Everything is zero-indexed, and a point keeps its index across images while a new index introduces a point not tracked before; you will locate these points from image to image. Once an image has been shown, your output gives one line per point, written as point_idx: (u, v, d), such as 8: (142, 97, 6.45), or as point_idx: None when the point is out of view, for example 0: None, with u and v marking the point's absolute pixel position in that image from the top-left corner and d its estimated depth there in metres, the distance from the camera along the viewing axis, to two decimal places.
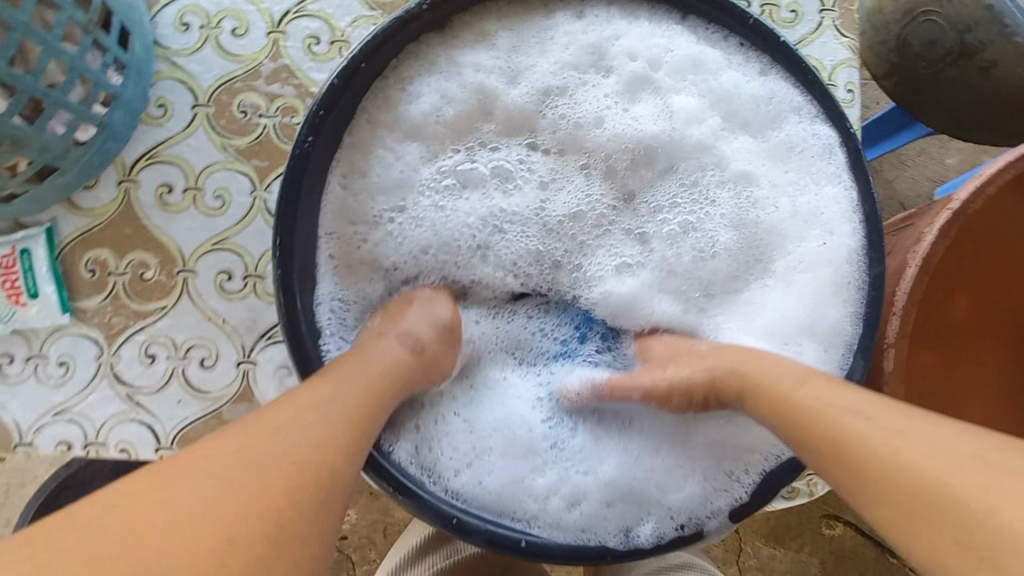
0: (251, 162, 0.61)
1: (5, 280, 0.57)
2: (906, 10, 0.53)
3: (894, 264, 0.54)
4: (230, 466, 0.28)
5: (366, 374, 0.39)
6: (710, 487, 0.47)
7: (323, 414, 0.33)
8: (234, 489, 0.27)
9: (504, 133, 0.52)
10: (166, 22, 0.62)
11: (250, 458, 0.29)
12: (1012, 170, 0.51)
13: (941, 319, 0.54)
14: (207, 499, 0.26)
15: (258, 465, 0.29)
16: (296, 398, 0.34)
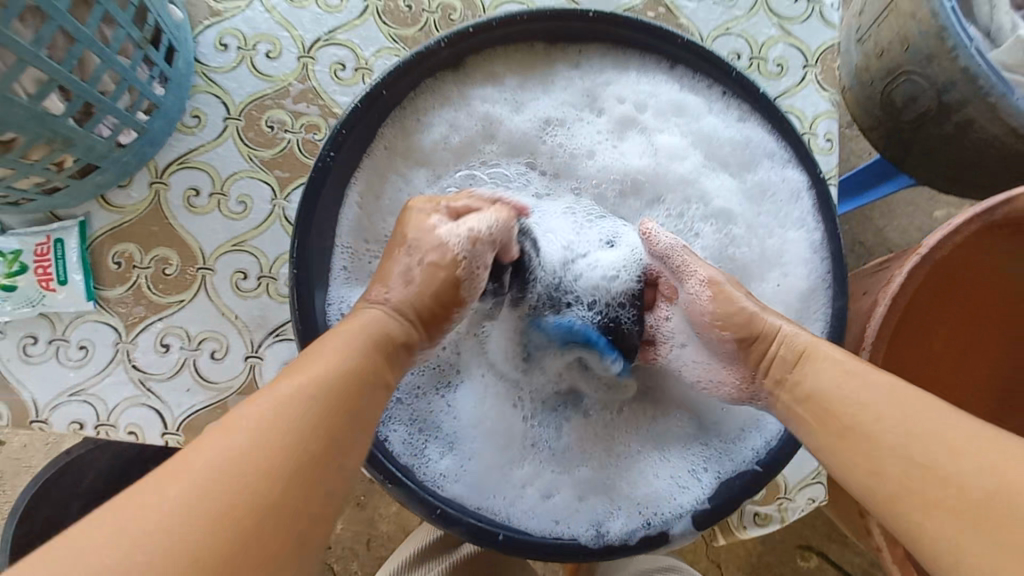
0: (273, 173, 0.67)
1: (38, 266, 0.62)
2: (890, 70, 0.72)
3: (867, 302, 0.59)
4: (231, 460, 0.31)
5: (365, 337, 0.41)
6: (675, 485, 0.53)
7: (319, 399, 0.35)
8: (230, 487, 0.30)
9: (505, 149, 0.58)
10: (207, 42, 0.67)
11: (248, 452, 0.31)
12: (977, 221, 0.55)
13: (914, 353, 0.58)
14: (207, 494, 0.29)
15: (260, 460, 0.31)
16: (297, 380, 0.36)
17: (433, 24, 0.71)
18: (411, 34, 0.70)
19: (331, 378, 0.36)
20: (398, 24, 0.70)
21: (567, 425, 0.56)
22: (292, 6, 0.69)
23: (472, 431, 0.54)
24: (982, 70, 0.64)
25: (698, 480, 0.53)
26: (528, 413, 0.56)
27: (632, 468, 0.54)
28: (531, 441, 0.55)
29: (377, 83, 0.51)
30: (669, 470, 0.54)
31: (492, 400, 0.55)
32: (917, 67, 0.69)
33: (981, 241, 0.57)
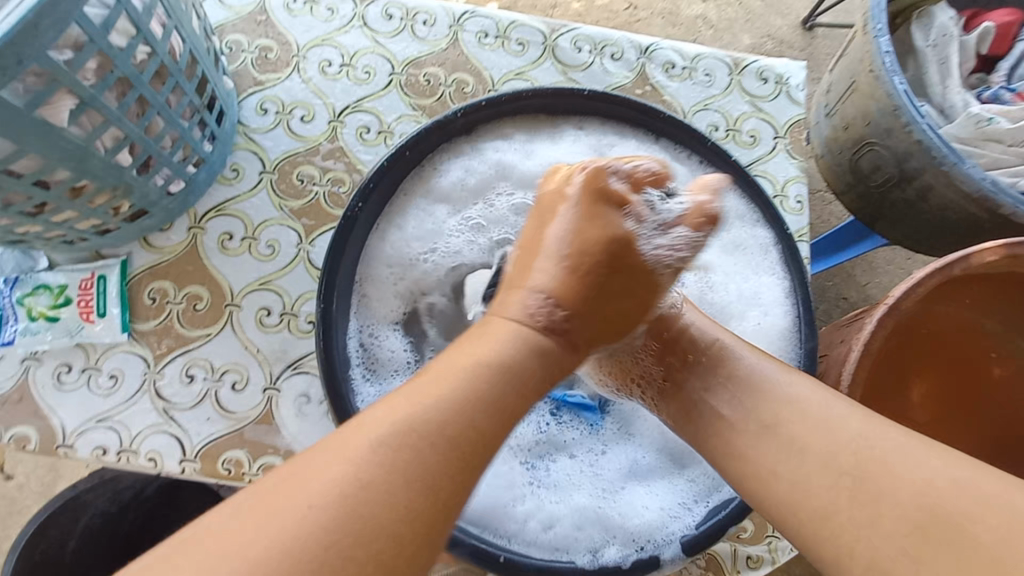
0: (300, 221, 0.74)
1: (80, 299, 0.67)
2: (857, 140, 0.82)
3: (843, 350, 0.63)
4: (371, 473, 0.33)
5: (482, 368, 0.39)
6: (666, 515, 0.56)
7: (444, 416, 0.37)
8: (373, 498, 0.33)
9: (517, 186, 0.66)
10: (249, 107, 0.77)
11: (386, 468, 0.34)
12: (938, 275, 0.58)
13: (908, 394, 0.64)
14: (352, 504, 0.32)
15: (397, 475, 0.34)
16: (431, 397, 0.37)
17: (449, 96, 0.81)
18: (429, 104, 0.80)
19: (470, 397, 0.38)
20: (418, 96, 0.80)
21: (557, 461, 0.59)
22: (326, 78, 0.79)
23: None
24: (934, 143, 0.73)
25: (687, 511, 0.56)
26: (520, 448, 0.59)
27: (622, 500, 0.57)
28: (525, 475, 0.58)
29: (401, 145, 0.60)
30: (658, 501, 0.57)
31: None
32: (879, 139, 0.79)
33: (944, 292, 0.62)
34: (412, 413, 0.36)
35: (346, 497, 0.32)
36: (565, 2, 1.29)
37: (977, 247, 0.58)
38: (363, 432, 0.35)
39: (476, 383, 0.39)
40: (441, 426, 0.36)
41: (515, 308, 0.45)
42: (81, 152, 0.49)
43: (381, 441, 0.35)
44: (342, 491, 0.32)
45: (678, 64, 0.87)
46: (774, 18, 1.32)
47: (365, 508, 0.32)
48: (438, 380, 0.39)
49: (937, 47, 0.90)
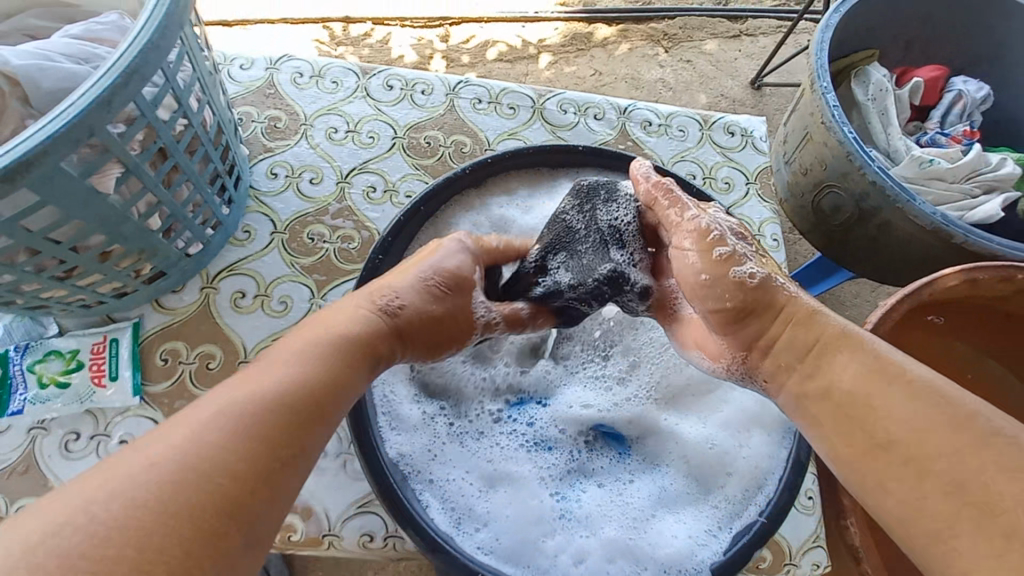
0: (311, 276, 0.76)
1: (93, 363, 0.67)
2: (817, 183, 0.91)
3: None
4: (216, 430, 0.35)
5: (321, 348, 0.44)
6: (694, 543, 0.57)
7: (289, 389, 0.40)
8: (212, 447, 0.35)
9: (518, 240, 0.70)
10: (260, 172, 0.81)
11: (222, 429, 0.36)
12: (908, 302, 0.63)
13: None
14: (189, 479, 0.33)
15: (229, 424, 0.36)
16: (267, 371, 0.40)
17: (448, 155, 0.87)
18: (430, 163, 0.85)
19: (310, 364, 0.42)
20: (420, 156, 0.86)
21: (586, 493, 0.60)
22: (332, 144, 0.84)
23: (500, 500, 0.58)
24: (886, 183, 0.81)
25: (714, 537, 0.57)
26: (548, 481, 0.61)
27: (652, 529, 0.58)
28: (555, 509, 0.59)
29: (416, 202, 0.65)
30: (687, 529, 0.58)
31: (513, 471, 0.60)
32: (838, 182, 0.88)
33: (917, 318, 0.67)
34: (252, 380, 0.39)
35: (183, 448, 0.34)
36: (538, 70, 1.42)
37: (938, 274, 0.64)
38: (208, 398, 0.38)
39: (313, 354, 0.43)
40: (276, 386, 0.39)
41: (365, 301, 0.50)
42: (118, 217, 0.52)
43: (233, 401, 0.37)
44: (183, 446, 0.34)
45: (654, 122, 0.96)
46: (725, 80, 1.46)
47: (211, 452, 0.34)
48: (281, 354, 0.42)
49: (876, 100, 1.01)
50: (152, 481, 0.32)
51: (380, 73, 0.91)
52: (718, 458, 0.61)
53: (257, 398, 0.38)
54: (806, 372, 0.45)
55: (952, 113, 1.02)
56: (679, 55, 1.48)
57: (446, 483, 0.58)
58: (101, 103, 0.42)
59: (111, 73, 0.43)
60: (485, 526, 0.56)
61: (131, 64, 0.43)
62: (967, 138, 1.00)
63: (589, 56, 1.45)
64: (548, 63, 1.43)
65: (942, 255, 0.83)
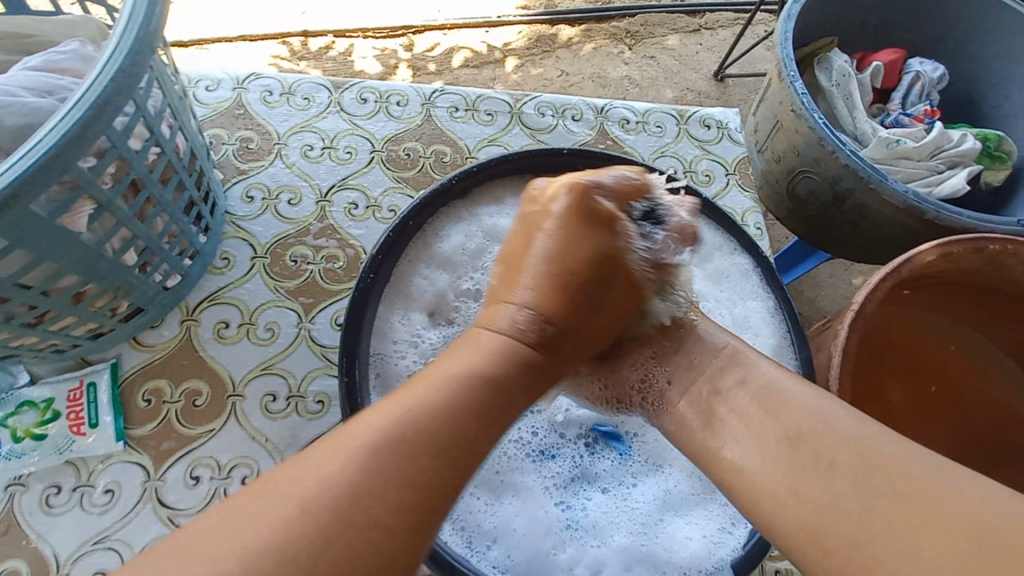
0: (298, 300, 0.73)
1: (70, 411, 0.64)
2: (791, 170, 0.92)
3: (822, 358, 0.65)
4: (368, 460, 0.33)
5: (472, 364, 0.40)
6: (709, 542, 0.57)
7: (449, 410, 0.37)
8: (365, 481, 0.32)
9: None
10: (235, 196, 0.78)
11: (382, 447, 0.33)
12: (890, 281, 0.64)
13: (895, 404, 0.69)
14: (355, 495, 0.31)
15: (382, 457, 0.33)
16: (415, 394, 0.37)
17: (429, 166, 0.85)
18: (411, 175, 0.84)
19: (459, 393, 0.38)
20: (400, 168, 0.84)
21: (591, 500, 0.59)
22: (309, 162, 0.82)
23: (507, 515, 0.56)
24: (859, 166, 0.83)
25: (729, 535, 0.57)
26: (552, 490, 0.59)
27: (664, 532, 0.57)
28: (563, 520, 0.57)
29: (405, 215, 0.63)
30: (699, 529, 0.57)
31: (517, 482, 0.59)
32: (810, 167, 0.89)
33: (894, 298, 0.68)
34: (401, 408, 0.36)
35: (343, 487, 0.31)
36: (505, 74, 1.41)
37: (918, 249, 0.65)
38: (353, 430, 0.34)
39: (458, 380, 0.39)
40: (429, 421, 0.35)
41: (502, 321, 0.45)
42: (90, 255, 0.48)
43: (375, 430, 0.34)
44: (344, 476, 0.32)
45: (631, 120, 0.96)
46: (689, 74, 1.48)
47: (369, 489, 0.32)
48: (428, 382, 0.38)
49: (840, 86, 1.04)
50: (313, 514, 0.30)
51: (353, 87, 0.89)
52: None
53: (412, 412, 0.36)
54: (718, 369, 0.50)
55: (912, 94, 1.05)
56: (643, 52, 1.50)
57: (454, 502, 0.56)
58: (72, 138, 0.39)
59: (81, 106, 0.40)
60: (496, 543, 0.55)
61: (101, 95, 0.41)
62: (929, 117, 1.03)
63: (555, 58, 1.45)
64: (514, 66, 1.42)
65: (916, 232, 0.85)
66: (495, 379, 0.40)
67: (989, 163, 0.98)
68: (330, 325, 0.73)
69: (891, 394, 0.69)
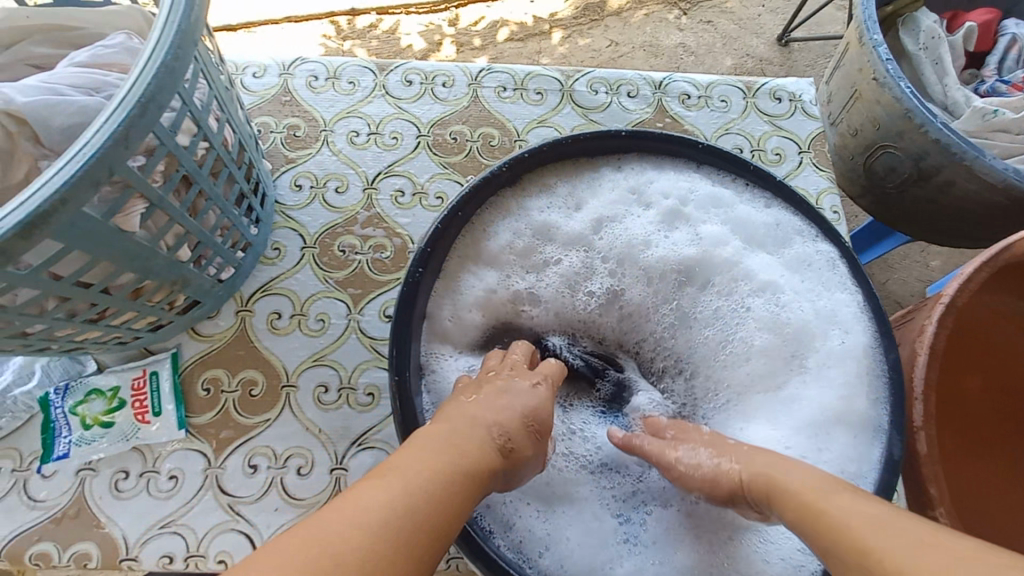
0: (347, 291, 0.73)
1: (135, 400, 0.66)
2: (868, 146, 0.83)
3: (906, 353, 0.59)
4: (372, 528, 0.34)
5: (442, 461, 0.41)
6: (785, 565, 0.53)
7: (422, 503, 0.37)
8: (359, 554, 0.32)
9: (563, 247, 0.65)
10: (284, 184, 0.77)
11: (360, 535, 0.33)
12: (988, 267, 0.57)
13: (961, 398, 0.61)
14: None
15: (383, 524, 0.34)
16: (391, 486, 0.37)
17: (477, 150, 0.82)
18: (459, 160, 0.81)
19: (447, 482, 0.39)
20: (447, 153, 0.81)
21: (652, 514, 0.56)
22: (355, 148, 0.80)
23: (561, 522, 0.54)
24: (950, 140, 0.73)
25: (807, 557, 0.52)
26: (609, 503, 0.56)
27: (730, 551, 0.53)
28: (620, 532, 0.55)
29: (453, 206, 0.60)
30: (772, 550, 0.53)
31: (573, 493, 0.56)
32: (891, 142, 0.79)
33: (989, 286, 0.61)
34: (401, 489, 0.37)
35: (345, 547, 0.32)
36: (551, 47, 1.34)
37: (1020, 236, 0.57)
38: (358, 501, 0.35)
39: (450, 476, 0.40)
40: (419, 503, 0.36)
41: (477, 429, 0.45)
42: (147, 253, 0.49)
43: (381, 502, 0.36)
44: (355, 528, 0.34)
45: (693, 95, 0.89)
46: (750, 39, 1.36)
47: (371, 555, 0.32)
48: (409, 469, 0.39)
49: (928, 50, 0.92)
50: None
51: (398, 69, 0.86)
52: None
53: (384, 505, 0.35)
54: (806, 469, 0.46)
55: (1008, 60, 0.93)
56: (700, 17, 1.39)
57: (507, 509, 0.54)
58: (118, 139, 0.39)
59: (125, 105, 0.39)
60: (549, 551, 0.53)
61: (145, 92, 0.40)
62: None
63: (604, 27, 1.37)
64: (561, 38, 1.35)
65: (1018, 214, 0.74)
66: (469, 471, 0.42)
67: None
68: (379, 317, 0.72)
69: (963, 386, 0.61)
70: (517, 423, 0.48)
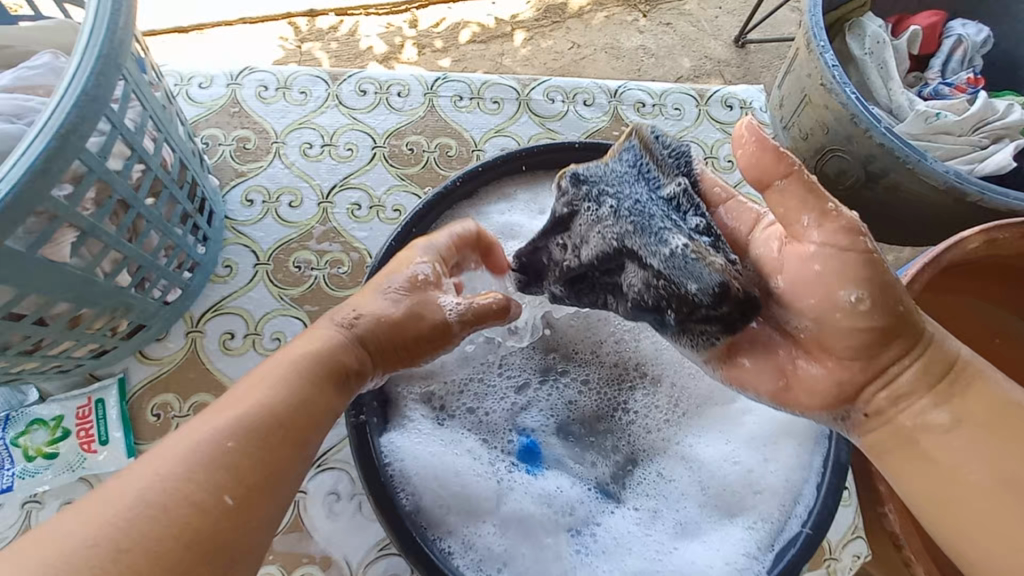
0: (303, 308, 0.71)
1: (80, 429, 0.63)
2: (816, 150, 0.86)
3: None
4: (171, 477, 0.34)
5: (291, 364, 0.42)
6: (733, 566, 0.53)
7: (268, 410, 0.39)
8: (193, 468, 0.35)
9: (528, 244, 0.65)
10: (235, 200, 0.75)
11: (200, 452, 0.36)
12: (933, 268, 0.59)
13: None
14: (161, 498, 0.33)
15: (194, 468, 0.35)
16: (236, 403, 0.39)
17: (434, 161, 0.81)
18: (416, 171, 0.80)
19: (275, 399, 0.40)
20: (404, 165, 0.80)
21: (604, 523, 0.56)
22: (309, 161, 0.79)
23: (516, 537, 0.54)
24: (894, 144, 0.76)
25: (754, 560, 0.53)
26: (559, 518, 0.56)
27: (682, 559, 0.54)
28: (572, 544, 0.55)
29: (408, 223, 0.60)
30: (722, 554, 0.54)
31: (520, 509, 0.55)
32: (841, 145, 0.82)
33: (935, 283, 0.64)
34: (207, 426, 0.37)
35: (176, 471, 0.34)
36: (514, 49, 1.34)
37: (961, 236, 0.60)
38: (162, 450, 0.36)
39: (282, 393, 0.40)
40: (261, 404, 0.39)
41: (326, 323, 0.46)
42: (81, 283, 0.47)
43: (182, 451, 0.36)
44: (159, 480, 0.34)
45: (648, 102, 0.90)
46: (708, 41, 1.39)
47: (189, 482, 0.34)
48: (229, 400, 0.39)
49: (874, 54, 0.95)
50: (132, 519, 0.32)
51: (352, 78, 0.84)
52: (743, 480, 0.57)
53: (223, 422, 0.37)
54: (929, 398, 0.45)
55: (953, 61, 0.97)
56: (659, 19, 1.41)
57: (464, 526, 0.54)
58: (37, 172, 0.37)
59: (44, 136, 0.37)
60: (506, 566, 0.53)
61: (66, 121, 0.38)
62: (972, 86, 0.95)
63: (565, 29, 1.37)
64: (523, 40, 1.35)
65: (957, 214, 0.78)
66: (303, 376, 0.42)
67: None
68: None
69: None
70: (386, 307, 0.47)
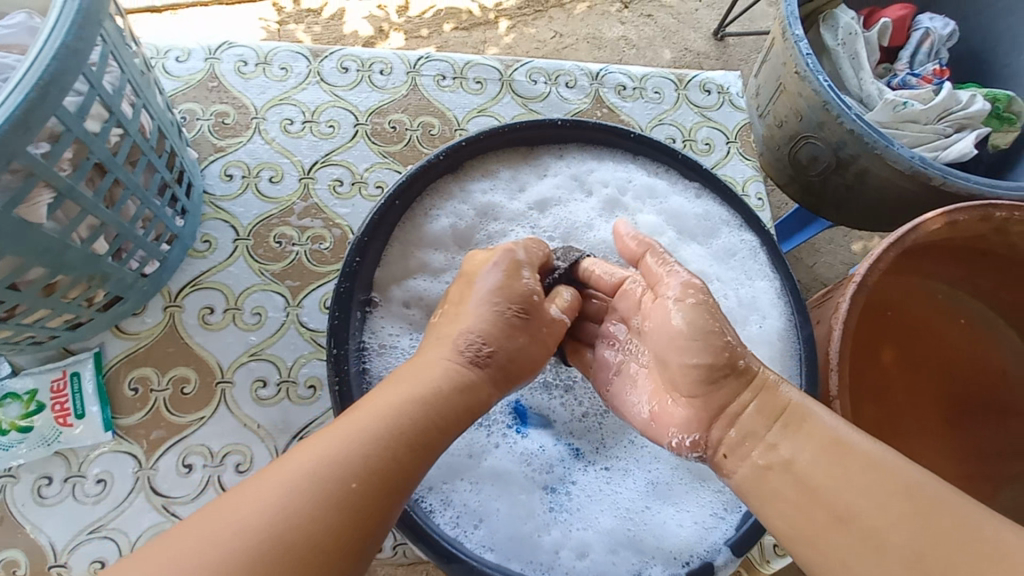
0: (285, 283, 0.71)
1: (55, 402, 0.62)
2: (791, 136, 0.88)
3: (823, 330, 0.62)
4: (295, 498, 0.34)
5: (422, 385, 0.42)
6: (701, 527, 0.56)
7: (391, 435, 0.38)
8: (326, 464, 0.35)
9: (507, 227, 0.67)
10: (213, 174, 0.75)
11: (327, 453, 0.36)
12: (893, 249, 0.61)
13: (874, 371, 0.68)
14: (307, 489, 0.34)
15: (314, 493, 0.34)
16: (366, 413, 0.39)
17: (417, 140, 0.81)
18: (398, 149, 0.80)
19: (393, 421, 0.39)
20: (386, 142, 0.80)
21: (574, 485, 0.58)
22: (289, 137, 0.78)
23: (489, 493, 0.55)
24: (864, 131, 0.78)
25: (720, 519, 0.56)
26: (535, 477, 0.57)
27: (653, 519, 0.56)
28: (544, 502, 0.56)
29: (390, 196, 0.60)
30: (691, 516, 0.56)
31: (500, 468, 0.57)
32: (813, 133, 0.85)
33: (897, 264, 0.68)
34: (341, 440, 0.37)
35: (317, 469, 0.35)
36: (497, 37, 1.34)
37: (923, 218, 0.62)
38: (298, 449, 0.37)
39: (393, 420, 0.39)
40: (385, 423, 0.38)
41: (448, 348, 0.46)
42: (57, 246, 0.47)
43: (324, 449, 0.36)
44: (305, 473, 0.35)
45: (628, 85, 0.92)
46: (688, 33, 1.41)
47: (319, 482, 0.34)
48: (362, 411, 0.39)
49: (846, 45, 0.98)
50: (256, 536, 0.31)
51: (333, 55, 0.84)
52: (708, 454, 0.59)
53: (353, 435, 0.37)
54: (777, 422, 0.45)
55: (920, 53, 1.01)
56: (641, 10, 1.42)
57: (445, 486, 0.55)
58: (15, 125, 0.37)
59: (22, 88, 0.38)
60: (482, 522, 0.54)
61: (44, 74, 0.39)
62: (937, 77, 0.99)
63: (548, 18, 1.38)
64: (507, 28, 1.36)
65: (919, 200, 0.82)
66: (445, 399, 0.42)
67: (998, 125, 0.94)
68: (319, 308, 0.70)
69: (875, 359, 0.68)
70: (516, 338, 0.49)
